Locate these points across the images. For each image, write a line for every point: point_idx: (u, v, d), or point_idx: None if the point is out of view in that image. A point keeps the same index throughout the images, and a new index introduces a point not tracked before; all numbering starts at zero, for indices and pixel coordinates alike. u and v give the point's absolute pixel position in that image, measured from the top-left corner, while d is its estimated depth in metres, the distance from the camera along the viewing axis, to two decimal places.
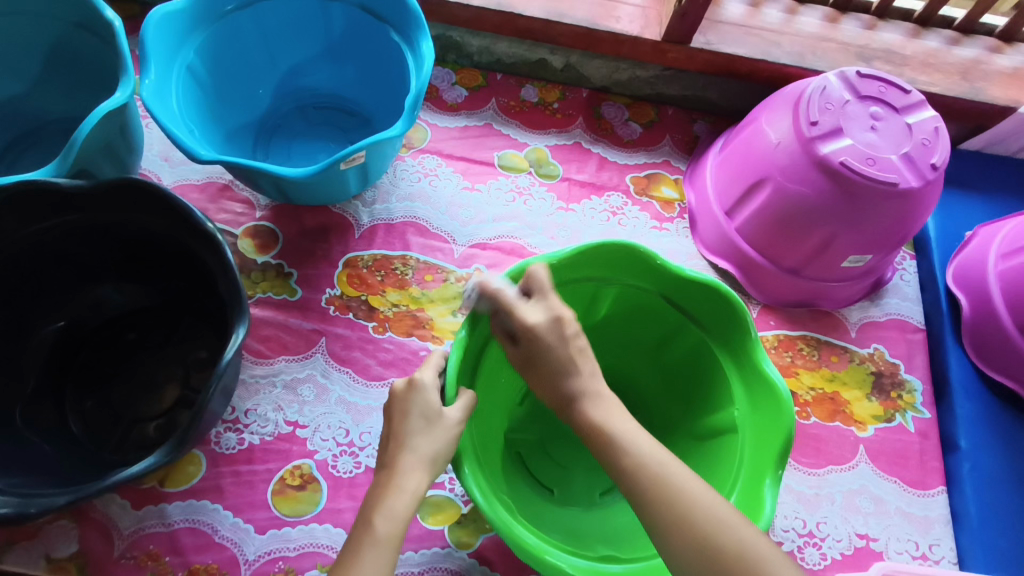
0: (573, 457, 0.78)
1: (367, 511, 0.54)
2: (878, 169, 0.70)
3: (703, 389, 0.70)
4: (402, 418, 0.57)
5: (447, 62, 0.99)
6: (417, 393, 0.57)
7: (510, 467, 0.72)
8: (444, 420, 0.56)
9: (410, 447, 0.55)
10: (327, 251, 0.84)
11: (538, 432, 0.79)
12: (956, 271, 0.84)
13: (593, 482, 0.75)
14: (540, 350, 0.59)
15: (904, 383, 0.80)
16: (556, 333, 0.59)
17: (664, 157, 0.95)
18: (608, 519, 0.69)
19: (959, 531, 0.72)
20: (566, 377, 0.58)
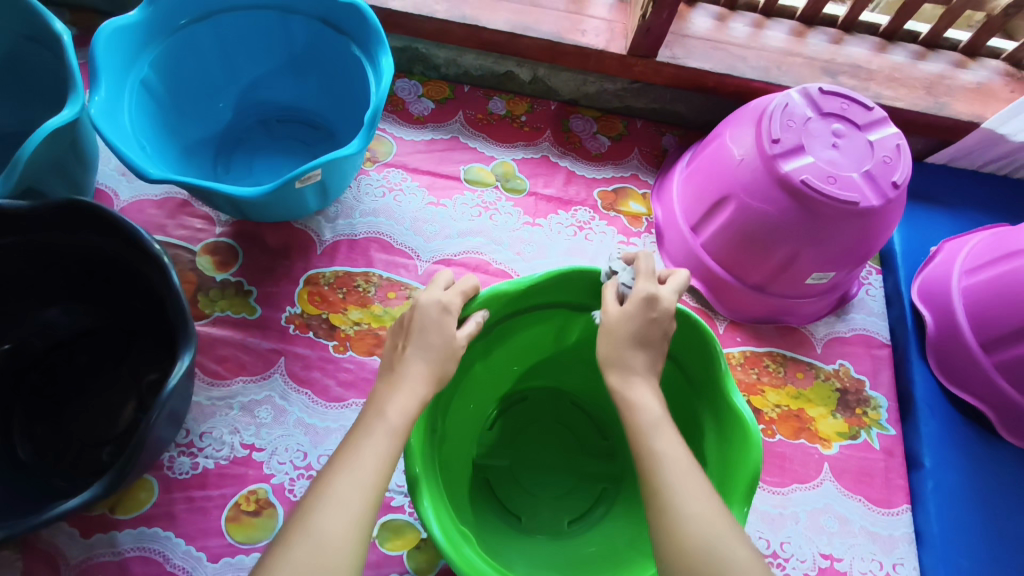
0: (542, 484, 0.76)
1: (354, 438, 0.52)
2: (838, 187, 0.70)
3: (676, 417, 0.69)
4: (415, 336, 0.58)
5: (414, 74, 0.98)
6: (437, 313, 0.59)
7: (477, 496, 0.71)
8: (452, 349, 0.58)
9: (410, 375, 0.56)
10: (289, 267, 0.82)
11: (510, 457, 0.78)
12: (921, 286, 0.84)
13: (560, 508, 0.74)
14: (641, 318, 0.58)
15: (869, 400, 0.80)
16: (648, 309, 0.58)
17: (632, 171, 0.94)
18: (575, 551, 0.68)
19: (922, 550, 0.72)
20: (637, 352, 0.58)
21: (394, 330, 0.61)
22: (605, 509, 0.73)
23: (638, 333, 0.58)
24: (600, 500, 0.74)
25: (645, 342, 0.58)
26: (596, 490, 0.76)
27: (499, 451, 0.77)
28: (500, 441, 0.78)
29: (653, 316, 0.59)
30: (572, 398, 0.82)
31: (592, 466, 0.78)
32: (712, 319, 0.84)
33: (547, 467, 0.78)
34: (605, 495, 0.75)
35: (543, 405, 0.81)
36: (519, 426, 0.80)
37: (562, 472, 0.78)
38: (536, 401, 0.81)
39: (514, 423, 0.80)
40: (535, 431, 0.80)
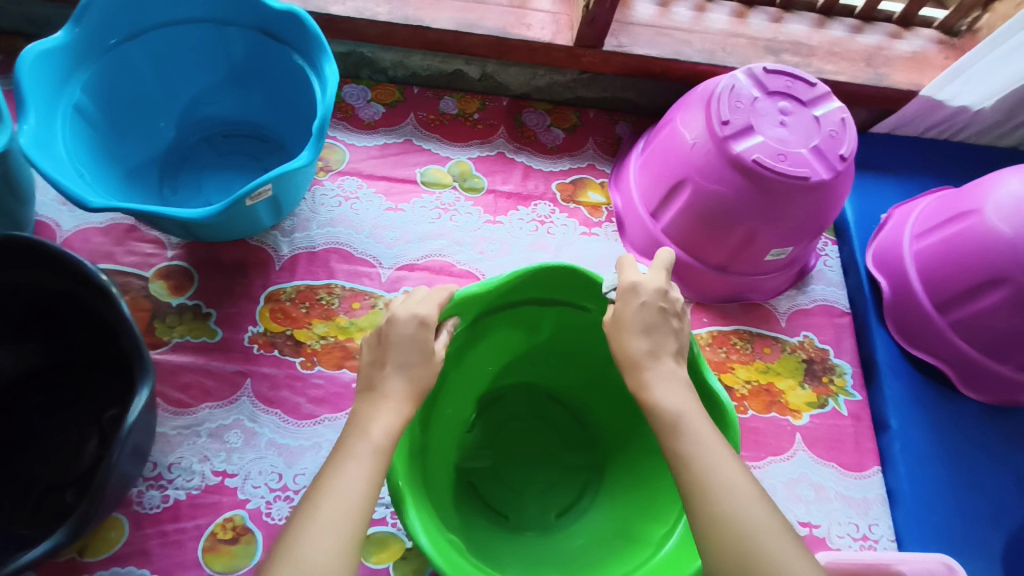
0: (527, 480, 0.76)
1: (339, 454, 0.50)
2: (789, 164, 0.71)
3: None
4: (394, 352, 0.55)
5: (361, 79, 0.97)
6: (414, 328, 0.56)
7: (462, 501, 0.70)
8: (432, 365, 0.56)
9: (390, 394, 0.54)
10: (247, 286, 0.80)
11: (491, 458, 0.77)
12: (875, 253, 0.86)
13: (547, 501, 0.75)
14: (632, 305, 0.57)
15: (834, 368, 0.82)
16: (631, 297, 0.57)
17: (588, 162, 0.94)
18: (567, 544, 0.68)
19: (895, 509, 0.74)
20: (640, 337, 0.55)
21: (369, 342, 0.57)
22: (592, 499, 0.74)
23: (640, 320, 0.56)
24: (585, 490, 0.75)
25: (655, 328, 0.56)
26: (580, 481, 0.76)
27: (479, 453, 0.77)
28: (479, 445, 0.78)
29: (642, 301, 0.57)
30: (549, 392, 0.82)
31: (573, 457, 0.78)
32: None
33: (531, 463, 0.78)
34: (590, 484, 0.75)
35: (517, 403, 0.81)
36: (496, 427, 0.79)
37: (544, 466, 0.78)
38: (511, 399, 0.81)
39: (492, 424, 0.79)
40: (513, 429, 0.80)
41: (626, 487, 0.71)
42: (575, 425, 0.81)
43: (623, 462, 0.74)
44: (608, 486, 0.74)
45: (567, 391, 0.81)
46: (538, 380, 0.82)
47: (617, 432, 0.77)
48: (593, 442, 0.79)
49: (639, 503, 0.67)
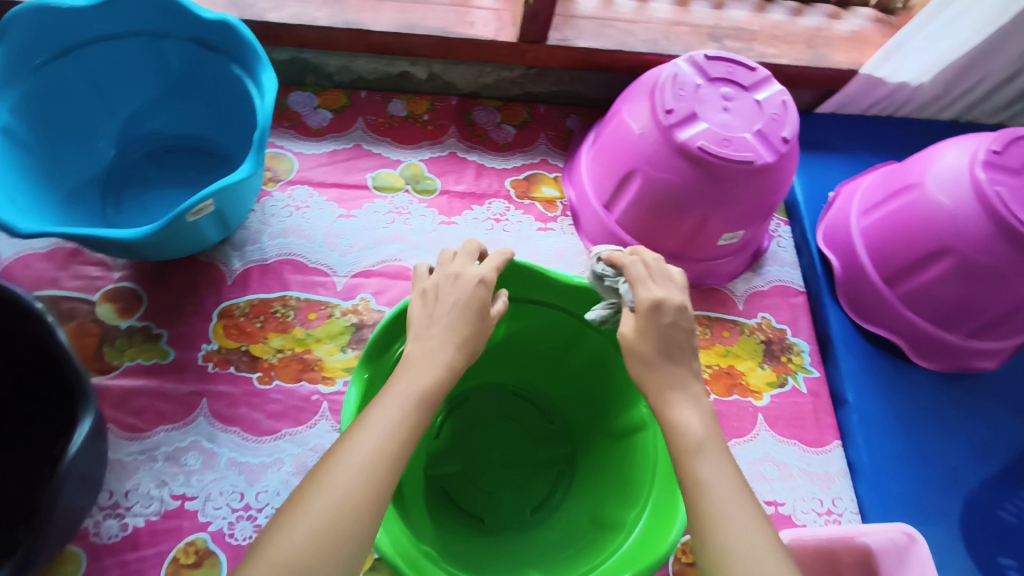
0: (499, 479, 0.76)
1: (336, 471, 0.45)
2: (733, 149, 0.72)
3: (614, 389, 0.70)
4: (449, 308, 0.55)
5: (307, 85, 0.95)
6: (473, 287, 0.56)
7: (435, 509, 0.69)
8: (484, 327, 0.56)
9: (394, 410, 0.49)
10: (199, 303, 0.78)
11: (461, 461, 0.77)
12: (826, 232, 0.87)
13: (520, 498, 0.75)
14: (657, 326, 0.54)
15: (792, 347, 0.83)
16: (655, 317, 0.54)
17: (541, 157, 0.94)
18: (542, 539, 0.68)
19: (857, 481, 0.76)
20: (668, 363, 0.53)
21: (422, 299, 0.57)
22: (565, 491, 0.74)
23: (659, 343, 0.54)
24: (557, 483, 0.75)
25: (674, 352, 0.54)
26: (551, 474, 0.76)
27: (448, 457, 0.76)
28: (447, 449, 0.77)
29: (664, 324, 0.54)
30: (514, 389, 0.81)
31: (542, 451, 0.78)
32: None
33: (501, 462, 0.78)
34: (562, 478, 0.75)
35: (484, 402, 0.80)
36: (463, 429, 0.79)
37: (516, 463, 0.77)
38: (477, 399, 0.80)
39: (460, 426, 0.79)
40: (481, 429, 0.79)
41: (596, 478, 0.71)
42: (542, 418, 0.80)
43: (592, 453, 0.74)
44: (579, 477, 0.74)
45: (532, 386, 0.81)
46: (501, 378, 0.81)
47: (584, 422, 0.77)
48: (561, 433, 0.79)
49: (609, 493, 0.67)
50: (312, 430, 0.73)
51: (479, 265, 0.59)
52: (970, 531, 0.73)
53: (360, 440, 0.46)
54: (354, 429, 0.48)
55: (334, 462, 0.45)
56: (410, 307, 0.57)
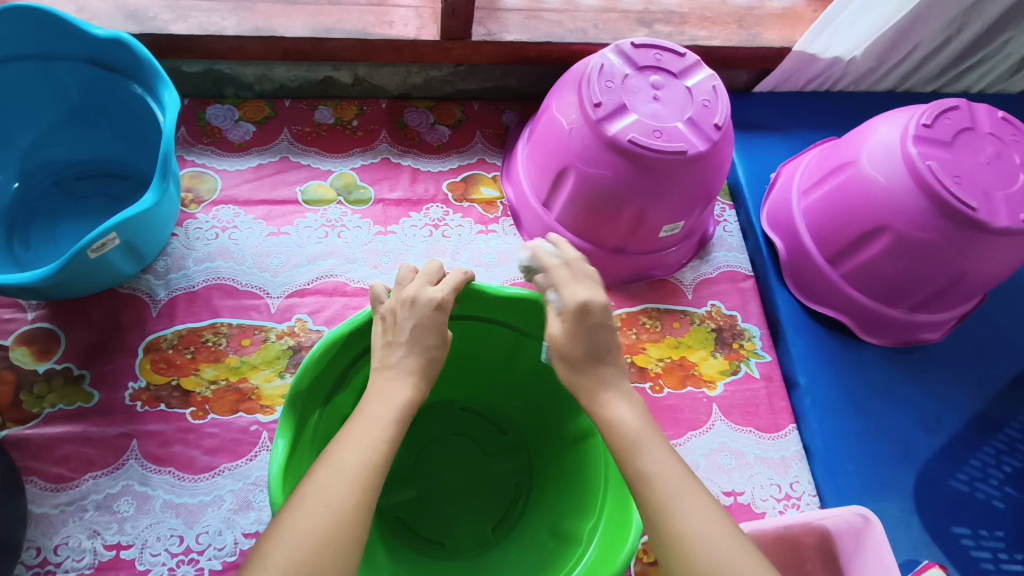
0: (457, 501, 0.74)
1: (293, 532, 0.43)
2: (664, 140, 0.70)
3: (559, 396, 0.69)
4: (412, 334, 0.56)
5: (226, 97, 0.90)
6: (431, 313, 0.57)
7: (391, 542, 0.67)
8: (444, 349, 0.57)
9: (348, 467, 0.47)
10: (122, 339, 0.74)
11: (416, 486, 0.74)
12: (769, 214, 0.86)
13: (480, 516, 0.73)
14: (584, 325, 0.57)
15: (743, 332, 0.82)
16: (583, 318, 0.57)
17: (477, 157, 0.91)
18: (503, 559, 0.67)
19: (814, 464, 0.75)
20: (598, 365, 0.57)
21: (381, 324, 0.57)
22: (524, 503, 0.72)
23: (586, 345, 0.57)
24: (515, 495, 0.74)
25: (602, 354, 0.57)
26: (509, 487, 0.75)
27: (402, 484, 0.74)
28: (401, 477, 0.74)
29: (593, 324, 0.58)
30: (463, 405, 0.79)
31: (498, 464, 0.76)
32: None
33: (457, 482, 0.75)
34: (520, 489, 0.74)
35: (433, 422, 0.78)
36: (414, 454, 0.76)
37: (472, 480, 0.76)
38: (426, 421, 0.77)
39: (410, 450, 0.76)
40: (433, 451, 0.76)
41: (551, 488, 0.70)
42: (494, 429, 0.78)
43: (546, 461, 0.73)
44: (536, 489, 0.72)
45: (482, 399, 0.78)
46: (449, 395, 0.78)
47: (535, 430, 0.75)
48: (514, 444, 0.77)
49: (565, 504, 0.65)
50: (252, 462, 0.70)
51: (438, 286, 0.59)
52: (925, 504, 0.73)
53: (314, 499, 0.45)
54: (305, 487, 0.46)
55: (289, 522, 0.44)
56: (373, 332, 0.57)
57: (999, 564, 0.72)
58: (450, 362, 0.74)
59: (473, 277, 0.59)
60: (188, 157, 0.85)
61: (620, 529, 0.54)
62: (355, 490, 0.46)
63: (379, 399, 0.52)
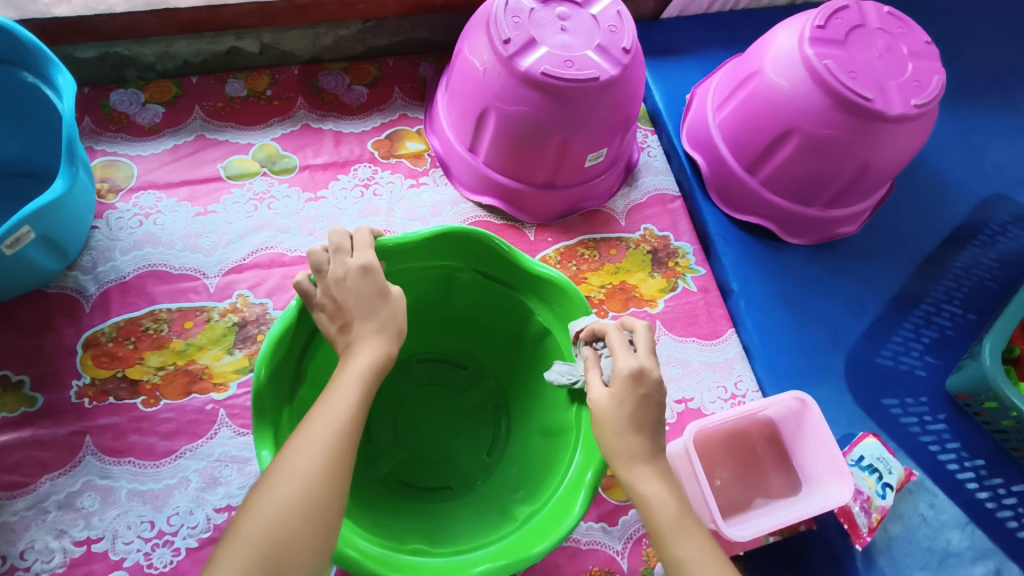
0: (445, 444, 0.76)
1: (274, 494, 0.45)
2: (576, 68, 0.71)
3: (506, 316, 0.72)
4: (359, 306, 0.55)
5: (129, 81, 0.86)
6: (362, 280, 0.56)
7: (399, 502, 0.68)
8: (400, 303, 0.57)
9: (319, 437, 0.48)
10: (58, 338, 0.72)
11: (403, 446, 0.75)
12: (688, 134, 0.89)
13: (473, 449, 0.76)
14: (633, 398, 0.53)
15: (677, 251, 0.86)
16: (633, 389, 0.53)
17: (399, 112, 0.90)
18: (507, 475, 0.70)
19: (754, 361, 0.80)
20: (639, 435, 0.52)
21: (325, 315, 0.56)
22: (508, 420, 0.76)
23: (633, 415, 0.53)
24: (497, 418, 0.77)
25: (644, 426, 0.53)
26: (490, 413, 0.78)
27: (389, 447, 0.75)
28: (386, 442, 0.75)
29: (642, 394, 0.53)
30: (420, 356, 0.80)
31: (470, 397, 0.79)
32: (522, 230, 0.84)
33: (439, 427, 0.77)
34: (499, 409, 0.78)
35: (395, 381, 0.79)
36: (391, 417, 0.77)
37: (453, 421, 0.78)
38: (389, 382, 0.78)
39: (384, 414, 0.77)
40: (405, 407, 0.78)
41: (528, 397, 0.73)
42: (455, 368, 0.81)
43: (514, 376, 0.76)
44: (513, 404, 0.76)
45: (436, 345, 0.80)
46: (403, 351, 0.79)
47: (493, 355, 0.78)
48: (478, 375, 0.80)
49: (543, 405, 0.70)
50: (213, 440, 0.70)
51: (354, 254, 0.57)
52: (856, 382, 0.79)
53: (293, 464, 0.46)
54: (287, 453, 0.48)
55: (270, 487, 0.46)
56: (320, 325, 0.56)
57: (926, 426, 0.78)
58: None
59: (374, 231, 0.59)
60: (98, 147, 0.82)
61: None
62: (334, 459, 0.47)
63: (343, 368, 0.53)
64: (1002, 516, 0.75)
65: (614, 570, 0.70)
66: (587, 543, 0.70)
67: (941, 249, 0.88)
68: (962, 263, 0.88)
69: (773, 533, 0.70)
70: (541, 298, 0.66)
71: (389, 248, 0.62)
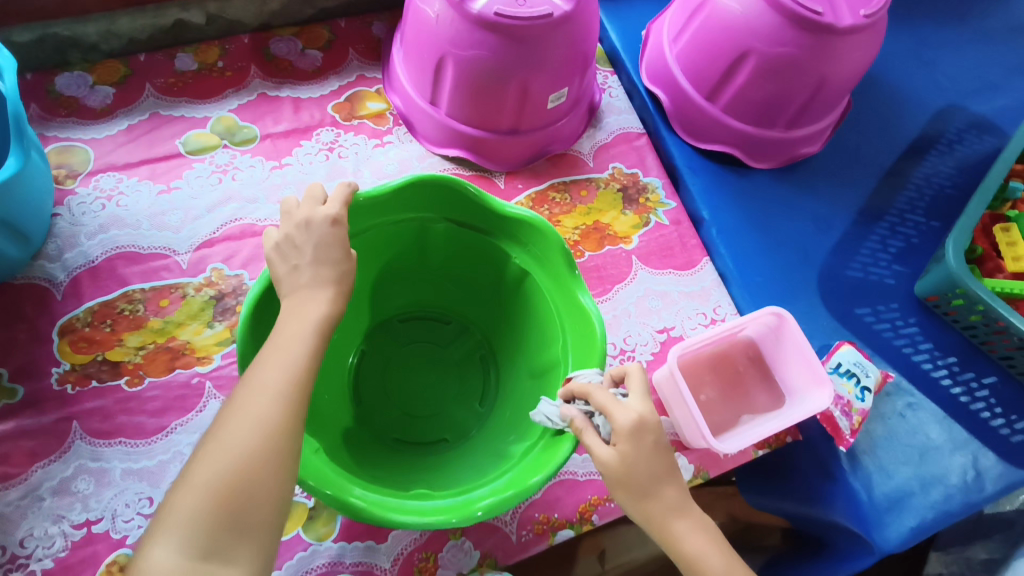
0: (437, 399, 0.77)
1: (219, 448, 0.44)
2: (529, 6, 0.70)
3: (483, 262, 0.72)
4: (315, 253, 0.54)
5: (73, 63, 0.83)
6: (326, 230, 0.55)
7: (397, 459, 0.69)
8: (352, 262, 0.56)
9: (271, 383, 0.46)
10: (32, 329, 0.71)
11: (396, 405, 0.76)
12: (647, 70, 0.90)
13: (464, 399, 0.76)
14: (644, 454, 0.51)
15: (646, 187, 0.86)
16: (641, 442, 0.51)
17: (356, 74, 0.89)
18: (499, 419, 0.71)
19: (730, 286, 0.82)
20: (665, 490, 0.52)
21: (277, 253, 0.55)
22: (496, 368, 0.77)
23: (650, 472, 0.52)
24: (486, 368, 0.78)
25: (662, 478, 0.52)
26: (477, 364, 0.79)
27: (382, 407, 0.75)
28: (378, 403, 0.75)
29: (650, 445, 0.52)
30: (404, 316, 0.80)
31: (456, 350, 0.79)
32: (491, 179, 0.85)
33: (429, 383, 0.78)
34: (486, 359, 0.78)
35: (382, 343, 0.79)
36: (381, 378, 0.77)
37: (442, 375, 0.78)
38: (375, 343, 0.79)
39: (373, 376, 0.77)
40: (393, 367, 0.78)
41: (513, 342, 0.74)
42: (438, 324, 0.81)
43: (497, 324, 0.77)
44: (500, 352, 0.77)
45: (416, 303, 0.80)
46: (387, 312, 0.79)
47: (474, 307, 0.79)
48: (462, 328, 0.80)
49: (529, 346, 0.71)
50: (203, 413, 0.70)
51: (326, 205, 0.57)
52: (830, 296, 0.82)
53: (238, 416, 0.45)
54: (230, 409, 0.46)
55: (215, 440, 0.44)
56: (270, 266, 0.55)
57: (898, 330, 0.81)
58: (373, 282, 0.74)
59: (357, 187, 0.58)
60: (50, 134, 0.80)
61: (589, 333, 0.61)
62: (279, 407, 0.45)
63: (295, 317, 0.51)
64: (976, 408, 0.78)
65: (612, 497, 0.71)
66: (584, 474, 0.72)
67: (901, 161, 0.90)
68: (922, 173, 0.90)
69: (761, 447, 0.75)
70: (517, 240, 0.67)
71: (366, 203, 0.62)
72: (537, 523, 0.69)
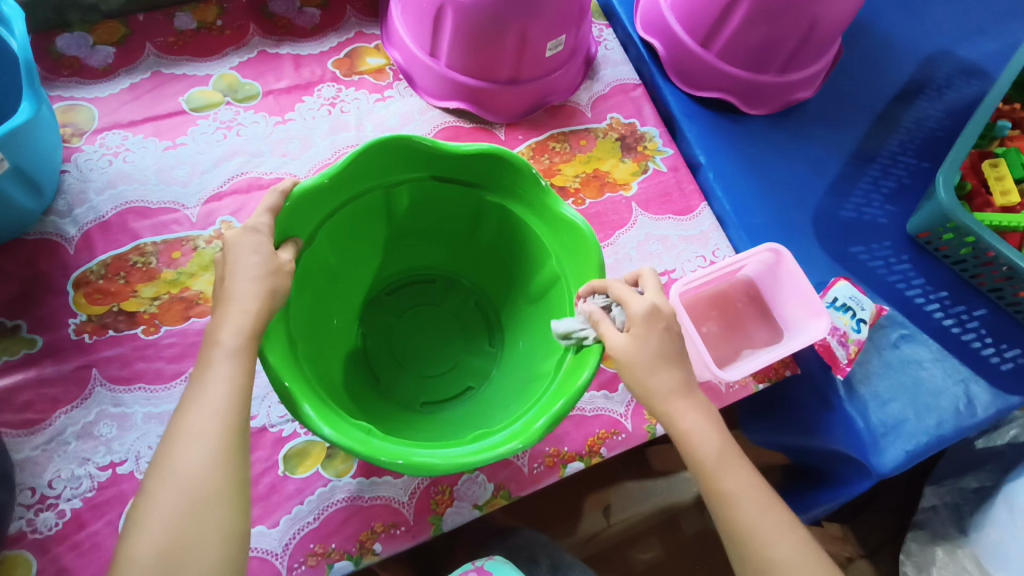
0: (449, 354, 0.77)
1: (158, 510, 0.44)
2: None
3: (464, 212, 0.72)
4: (234, 262, 0.51)
5: (72, 24, 0.83)
6: (244, 237, 0.52)
7: (428, 417, 0.69)
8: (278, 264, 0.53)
9: (199, 429, 0.46)
10: (47, 282, 0.72)
11: (412, 368, 0.76)
12: (642, 21, 0.91)
13: (472, 344, 0.78)
14: (653, 338, 0.54)
15: (644, 136, 0.88)
16: (654, 324, 0.54)
17: (354, 31, 0.90)
18: (514, 359, 0.72)
19: (727, 229, 0.84)
20: (670, 371, 0.54)
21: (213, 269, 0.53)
22: (496, 310, 0.78)
23: (656, 351, 0.54)
24: (486, 313, 0.79)
25: (668, 358, 0.54)
26: (475, 310, 0.80)
27: (399, 374, 0.75)
28: (394, 372, 0.75)
29: (661, 331, 0.54)
30: (392, 287, 0.79)
31: (452, 303, 0.80)
32: (492, 131, 0.86)
33: (436, 341, 0.78)
34: (484, 303, 0.79)
35: (374, 320, 0.78)
36: (388, 351, 0.77)
37: (446, 329, 0.79)
38: (369, 323, 0.77)
39: (378, 350, 0.76)
40: (395, 339, 0.78)
41: (509, 281, 0.75)
42: (426, 286, 0.80)
43: (487, 267, 0.77)
44: (496, 294, 0.78)
45: (400, 272, 0.79)
46: (374, 288, 0.78)
47: (460, 257, 0.79)
48: (451, 281, 0.80)
49: (527, 283, 0.72)
50: None
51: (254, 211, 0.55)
52: (825, 236, 0.84)
53: (169, 475, 0.45)
54: (176, 433, 0.46)
55: (152, 499, 0.44)
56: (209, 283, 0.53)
57: (891, 267, 0.84)
58: (359, 257, 0.72)
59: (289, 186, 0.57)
60: (53, 93, 0.80)
61: (583, 248, 0.62)
62: (214, 444, 0.45)
63: (213, 342, 0.48)
64: (966, 338, 0.80)
65: (620, 430, 0.74)
66: (591, 409, 0.74)
67: (892, 105, 0.92)
68: (912, 117, 0.92)
69: (761, 381, 0.78)
70: (493, 178, 0.67)
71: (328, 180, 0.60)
72: (548, 456, 0.72)
